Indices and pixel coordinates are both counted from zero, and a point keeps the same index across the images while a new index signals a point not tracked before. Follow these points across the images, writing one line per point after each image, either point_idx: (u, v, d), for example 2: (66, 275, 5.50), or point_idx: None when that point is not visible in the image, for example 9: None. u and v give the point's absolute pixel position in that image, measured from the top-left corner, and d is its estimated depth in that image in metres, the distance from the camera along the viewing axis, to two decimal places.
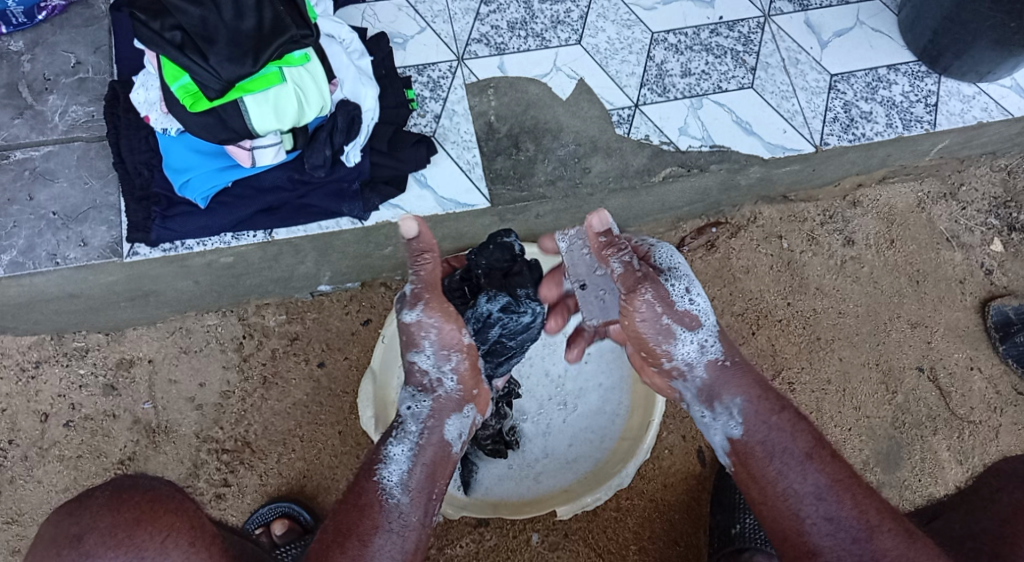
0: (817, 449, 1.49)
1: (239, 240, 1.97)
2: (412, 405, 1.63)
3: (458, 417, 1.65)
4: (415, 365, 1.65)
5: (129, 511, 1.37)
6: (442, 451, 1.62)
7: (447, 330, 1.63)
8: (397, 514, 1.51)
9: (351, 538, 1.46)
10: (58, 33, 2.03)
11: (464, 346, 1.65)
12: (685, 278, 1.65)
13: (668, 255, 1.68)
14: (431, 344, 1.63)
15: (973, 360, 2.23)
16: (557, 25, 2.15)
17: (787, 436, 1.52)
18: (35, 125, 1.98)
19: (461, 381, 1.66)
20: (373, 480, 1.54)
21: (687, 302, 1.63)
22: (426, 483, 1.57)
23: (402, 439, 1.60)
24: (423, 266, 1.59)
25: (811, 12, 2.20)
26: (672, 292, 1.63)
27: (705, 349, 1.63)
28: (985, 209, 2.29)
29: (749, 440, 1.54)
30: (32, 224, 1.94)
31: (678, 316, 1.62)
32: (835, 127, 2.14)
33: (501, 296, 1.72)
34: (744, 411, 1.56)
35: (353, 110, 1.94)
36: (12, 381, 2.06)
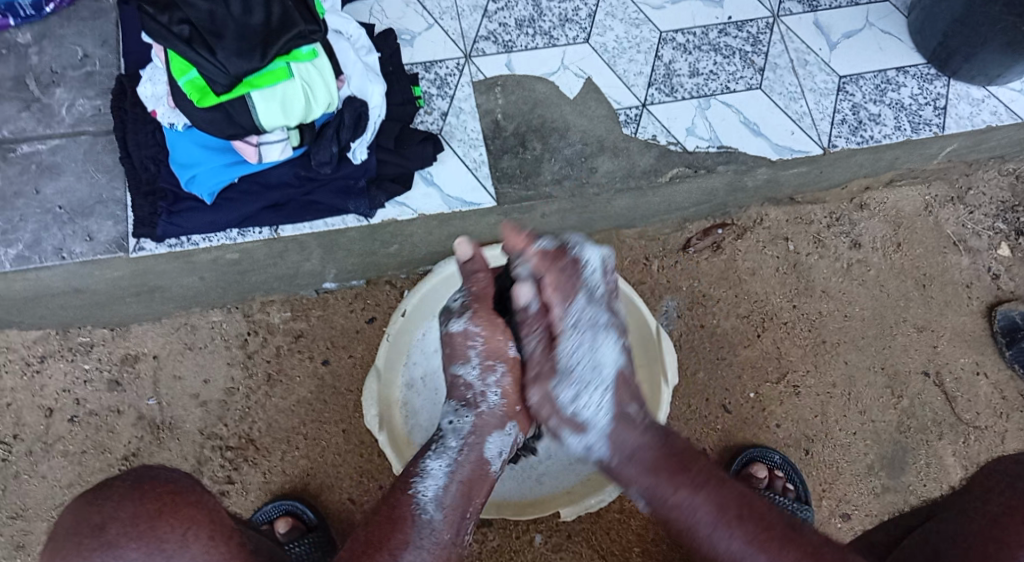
0: (723, 516, 1.49)
1: (245, 236, 1.96)
2: (453, 421, 1.65)
3: (500, 434, 1.66)
4: (460, 378, 1.68)
5: (151, 502, 1.38)
6: (480, 469, 1.63)
7: (493, 340, 1.66)
8: (429, 528, 1.53)
9: (382, 550, 1.48)
10: (66, 26, 2.03)
11: (507, 359, 1.67)
12: (584, 379, 1.62)
13: (585, 351, 1.63)
14: (476, 355, 1.66)
15: (980, 365, 2.22)
16: (565, 23, 2.14)
17: (689, 511, 1.50)
18: (42, 118, 1.98)
19: (506, 395, 1.67)
20: (408, 493, 1.56)
21: (574, 410, 1.63)
22: (461, 498, 1.58)
23: (441, 453, 1.62)
24: (476, 282, 1.68)
25: (820, 13, 2.20)
26: (562, 395, 1.63)
27: (593, 449, 1.62)
28: (992, 214, 2.28)
29: (661, 518, 1.53)
30: (38, 218, 1.93)
31: (563, 419, 1.64)
32: (844, 130, 2.13)
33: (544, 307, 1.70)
34: (644, 496, 1.55)
35: (360, 107, 1.93)
36: (17, 375, 2.07)
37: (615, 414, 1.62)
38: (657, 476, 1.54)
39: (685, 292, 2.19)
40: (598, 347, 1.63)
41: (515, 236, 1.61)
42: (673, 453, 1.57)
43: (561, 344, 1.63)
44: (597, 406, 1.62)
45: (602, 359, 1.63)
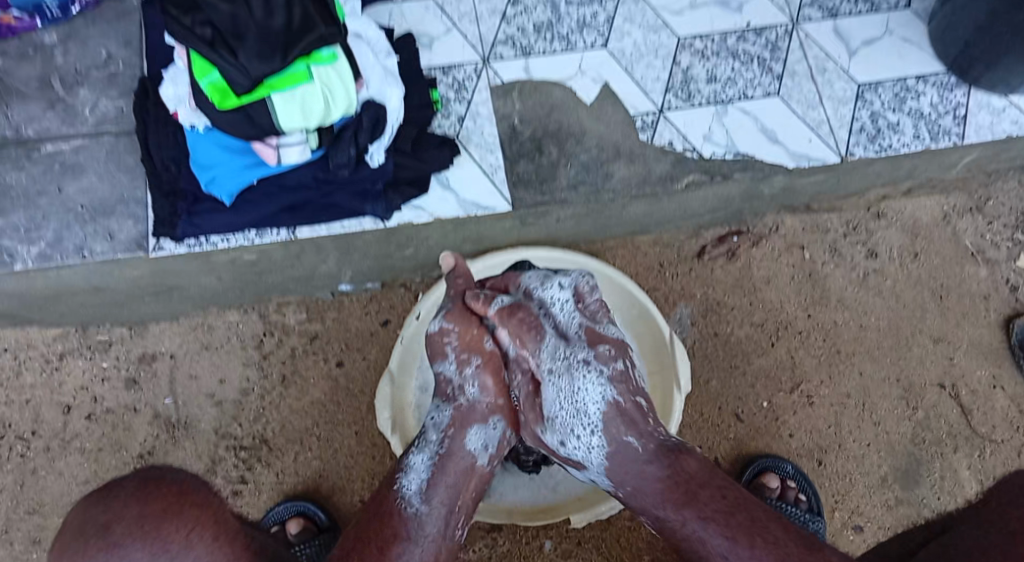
0: (734, 547, 1.45)
1: (262, 238, 1.99)
2: (434, 415, 1.69)
3: (483, 427, 1.67)
4: (442, 374, 1.71)
5: (156, 503, 1.36)
6: (466, 463, 1.65)
7: (470, 335, 1.67)
8: (416, 522, 1.56)
9: (371, 544, 1.51)
10: (90, 27, 2.06)
11: (484, 350, 1.67)
12: (567, 426, 1.63)
13: (565, 395, 1.62)
14: (453, 350, 1.68)
15: (996, 378, 2.20)
16: (583, 28, 2.15)
17: (699, 545, 1.48)
18: (67, 119, 2.01)
19: (485, 387, 1.68)
20: (394, 488, 1.60)
21: (568, 452, 1.65)
22: (447, 492, 1.61)
23: (423, 448, 1.66)
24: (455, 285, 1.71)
25: (840, 20, 2.19)
26: (551, 439, 1.66)
27: (598, 481, 1.65)
28: (1011, 225, 2.27)
29: (677, 549, 1.52)
30: (60, 217, 1.96)
31: (563, 459, 1.67)
32: (861, 138, 2.12)
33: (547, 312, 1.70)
34: (656, 525, 1.55)
35: (380, 109, 1.94)
36: (37, 371, 2.10)
37: (611, 450, 1.61)
38: (665, 509, 1.53)
39: (700, 299, 2.19)
40: (580, 389, 1.62)
41: (474, 302, 1.66)
42: (682, 481, 1.54)
43: (540, 390, 1.65)
44: (587, 448, 1.62)
45: (585, 399, 1.62)
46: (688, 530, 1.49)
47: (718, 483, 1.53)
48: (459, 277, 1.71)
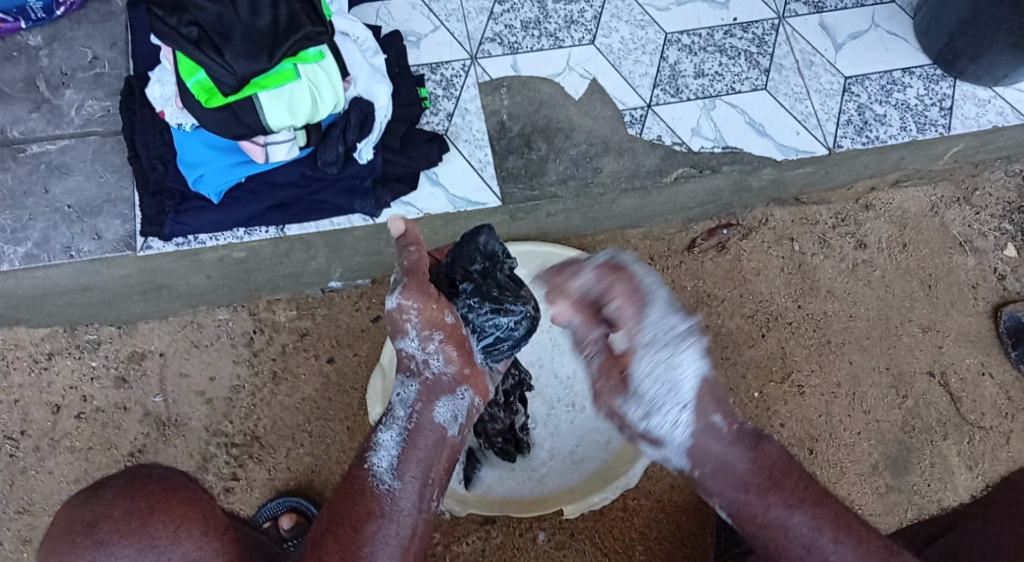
0: (817, 539, 1.41)
1: (251, 235, 1.97)
2: (400, 391, 1.61)
3: (450, 398, 1.60)
4: (404, 350, 1.61)
5: (143, 499, 1.33)
6: (435, 436, 1.58)
7: (429, 310, 1.57)
8: (390, 499, 1.50)
9: (345, 525, 1.45)
10: (76, 28, 2.04)
11: (446, 325, 1.59)
12: (653, 398, 1.49)
13: (662, 369, 1.48)
14: (413, 327, 1.58)
15: (985, 365, 2.22)
16: (570, 25, 2.15)
17: (781, 532, 1.42)
18: (52, 119, 2.00)
19: (450, 359, 1.60)
20: (363, 466, 1.53)
21: (649, 426, 1.50)
22: (420, 466, 1.54)
23: (391, 425, 1.58)
24: (409, 254, 1.57)
25: (825, 15, 2.19)
26: (628, 412, 1.51)
27: (671, 460, 1.52)
28: (999, 214, 2.28)
29: (748, 534, 1.46)
30: (47, 216, 1.95)
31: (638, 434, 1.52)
32: (849, 130, 2.13)
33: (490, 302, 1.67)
34: (727, 508, 1.47)
35: (366, 107, 1.95)
36: (25, 372, 2.09)
37: (696, 427, 1.49)
38: (747, 492, 1.45)
39: (691, 291, 2.19)
40: (678, 363, 1.48)
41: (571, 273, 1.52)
42: (766, 466, 1.46)
43: (634, 358, 1.49)
44: (672, 427, 1.49)
45: (680, 375, 1.48)
46: (771, 517, 1.43)
47: (801, 472, 1.47)
48: (410, 246, 1.57)
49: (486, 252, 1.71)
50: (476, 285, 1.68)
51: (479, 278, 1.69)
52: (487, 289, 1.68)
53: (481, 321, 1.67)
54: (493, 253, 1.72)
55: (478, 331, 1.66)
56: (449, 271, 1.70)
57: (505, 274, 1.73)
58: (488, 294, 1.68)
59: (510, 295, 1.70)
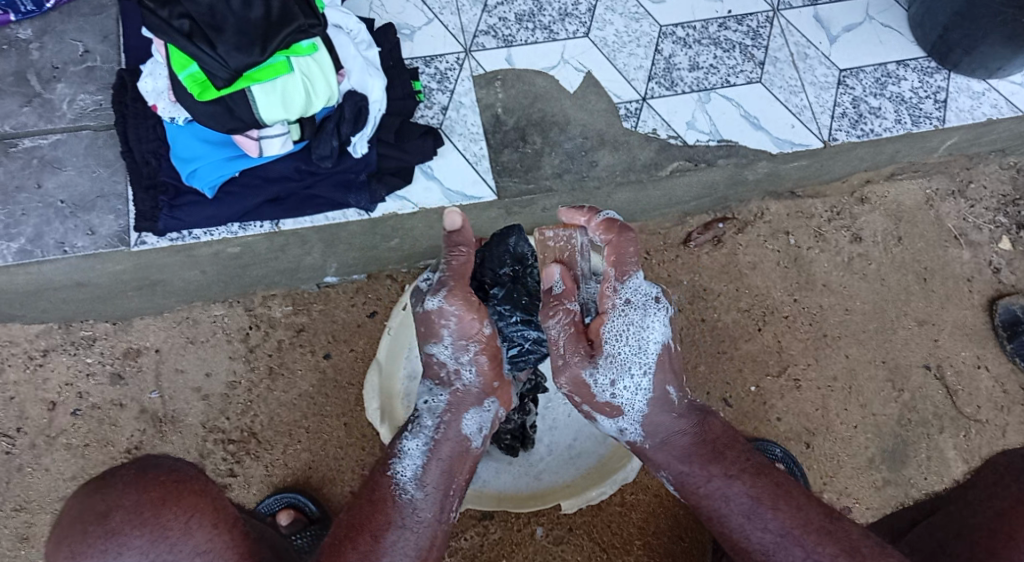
0: (756, 504, 1.49)
1: (246, 230, 1.97)
2: (428, 399, 1.64)
3: (478, 410, 1.64)
4: (433, 357, 1.64)
5: (155, 490, 1.36)
6: (458, 446, 1.62)
7: (467, 318, 1.62)
8: (410, 510, 1.54)
9: (364, 533, 1.49)
10: (66, 21, 2.04)
11: (483, 336, 1.64)
12: (620, 363, 1.64)
13: (634, 331, 1.65)
14: (449, 335, 1.62)
15: (981, 358, 2.22)
16: (565, 17, 2.14)
17: (721, 497, 1.52)
18: (44, 114, 1.99)
19: (482, 372, 1.64)
20: (387, 475, 1.57)
21: (614, 392, 1.65)
22: (443, 477, 1.59)
23: (417, 433, 1.62)
24: (455, 257, 1.62)
25: (820, 7, 2.19)
26: (594, 381, 1.64)
27: (626, 432, 1.66)
28: (993, 208, 2.28)
29: (695, 506, 1.56)
30: (40, 212, 1.94)
31: (599, 404, 1.66)
32: (844, 123, 2.13)
33: (517, 312, 1.81)
34: (673, 479, 1.59)
35: (360, 100, 1.93)
36: (20, 368, 2.08)
37: (654, 394, 1.65)
38: (690, 463, 1.57)
39: (687, 287, 2.19)
40: (647, 324, 1.65)
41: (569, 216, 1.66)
42: (707, 440, 1.59)
43: (610, 321, 1.64)
44: (635, 391, 1.64)
45: (649, 337, 1.65)
46: (714, 484, 1.53)
47: (744, 448, 1.59)
48: (460, 246, 1.62)
49: (514, 256, 1.85)
50: (506, 292, 1.81)
51: (508, 284, 1.82)
52: (517, 297, 1.82)
53: (509, 330, 1.80)
54: (522, 257, 1.85)
55: (507, 340, 1.80)
56: (480, 274, 1.83)
57: (532, 280, 1.85)
58: (517, 304, 1.81)
59: (538, 305, 1.84)
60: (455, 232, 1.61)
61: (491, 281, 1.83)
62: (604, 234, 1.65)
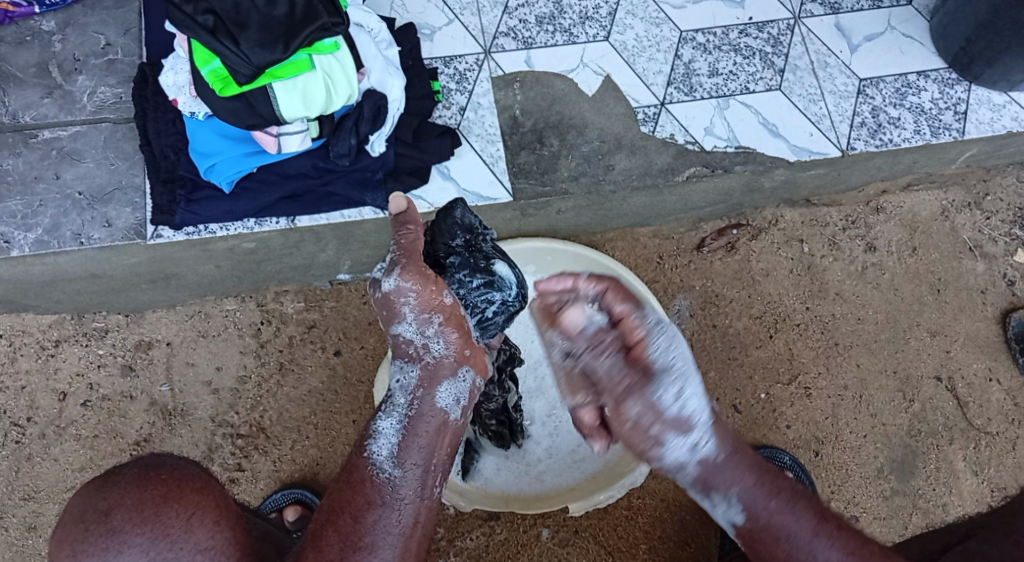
0: (822, 524, 1.36)
1: (261, 225, 2.02)
2: (400, 377, 1.56)
3: (452, 381, 1.56)
4: (399, 336, 1.57)
5: (156, 488, 1.35)
6: (438, 423, 1.53)
7: (426, 292, 1.55)
8: (390, 488, 1.47)
9: (344, 516, 1.42)
10: (88, 14, 2.04)
11: (443, 306, 1.56)
12: (679, 377, 1.39)
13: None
14: (412, 311, 1.55)
15: (993, 372, 2.21)
16: (585, 20, 2.14)
17: (792, 516, 1.37)
18: (64, 105, 2.01)
19: (450, 341, 1.57)
20: (363, 456, 1.48)
21: (682, 408, 1.39)
22: (422, 452, 1.51)
23: (390, 412, 1.53)
24: (404, 235, 1.57)
25: (842, 16, 2.19)
26: (660, 403, 1.38)
27: (698, 452, 1.40)
28: (1010, 220, 2.25)
29: (757, 531, 1.37)
30: (58, 202, 1.99)
31: (670, 421, 1.39)
32: (863, 132, 2.15)
33: (478, 275, 1.65)
34: (745, 498, 1.38)
35: (380, 99, 1.95)
36: (32, 359, 2.06)
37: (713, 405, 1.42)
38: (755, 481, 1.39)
39: (699, 292, 2.15)
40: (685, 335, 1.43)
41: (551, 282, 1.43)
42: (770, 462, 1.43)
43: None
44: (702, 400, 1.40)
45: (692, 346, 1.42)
46: (782, 515, 1.37)
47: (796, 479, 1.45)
48: (408, 225, 1.57)
49: (465, 226, 1.69)
50: (463, 259, 1.66)
51: (463, 252, 1.67)
52: (475, 261, 1.66)
53: (472, 295, 1.64)
54: (471, 226, 1.70)
55: (469, 307, 1.64)
56: (433, 249, 1.67)
57: (487, 245, 1.71)
58: (476, 267, 1.65)
59: (498, 266, 1.69)
60: (400, 213, 1.57)
61: (445, 253, 1.67)
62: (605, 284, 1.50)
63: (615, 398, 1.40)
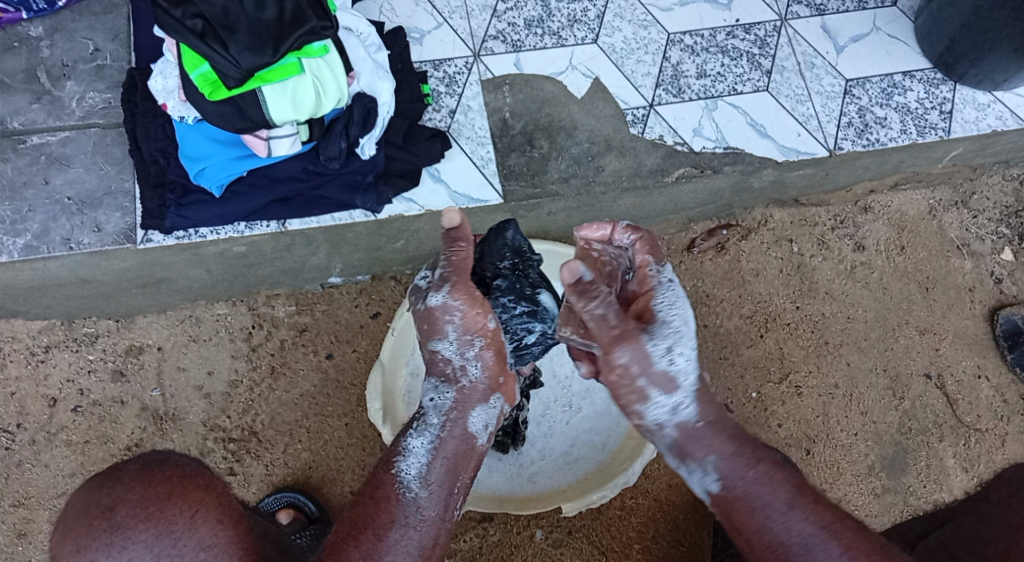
0: (798, 497, 1.40)
1: (252, 229, 1.98)
2: (434, 397, 1.61)
3: (484, 408, 1.61)
4: (437, 354, 1.61)
5: (160, 485, 1.37)
6: (465, 444, 1.60)
7: (472, 314, 1.59)
8: (414, 508, 1.51)
9: (366, 532, 1.46)
10: (77, 19, 2.04)
11: (488, 330, 1.60)
12: (672, 335, 1.50)
13: (678, 305, 1.55)
14: (454, 330, 1.59)
15: (981, 369, 2.23)
16: (574, 23, 2.15)
17: (766, 489, 1.41)
18: (52, 111, 1.99)
19: (488, 367, 1.61)
20: (391, 473, 1.54)
21: (671, 360, 1.49)
22: (448, 476, 1.56)
23: (423, 431, 1.59)
24: (455, 252, 1.60)
25: (828, 18, 2.20)
26: (652, 350, 1.49)
27: (679, 408, 1.48)
28: (996, 219, 2.29)
29: (729, 504, 1.42)
30: (47, 208, 1.95)
31: (655, 376, 1.48)
32: (849, 132, 2.14)
33: (523, 303, 1.70)
34: (719, 465, 1.44)
35: (369, 102, 1.96)
36: (21, 364, 2.07)
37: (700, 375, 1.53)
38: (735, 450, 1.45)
39: (690, 291, 2.19)
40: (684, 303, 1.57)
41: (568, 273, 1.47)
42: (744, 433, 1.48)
43: (652, 298, 1.55)
44: (691, 358, 1.50)
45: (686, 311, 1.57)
46: (758, 483, 1.41)
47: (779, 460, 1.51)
48: (459, 243, 1.61)
49: (515, 248, 1.74)
50: (510, 283, 1.70)
51: (511, 274, 1.72)
52: (521, 287, 1.71)
53: (514, 322, 1.69)
54: (520, 249, 1.74)
55: (509, 333, 1.69)
56: (480, 267, 1.72)
57: (534, 271, 1.75)
58: (523, 293, 1.71)
59: (543, 296, 1.73)
60: (453, 229, 1.61)
61: (492, 274, 1.72)
62: (632, 232, 1.65)
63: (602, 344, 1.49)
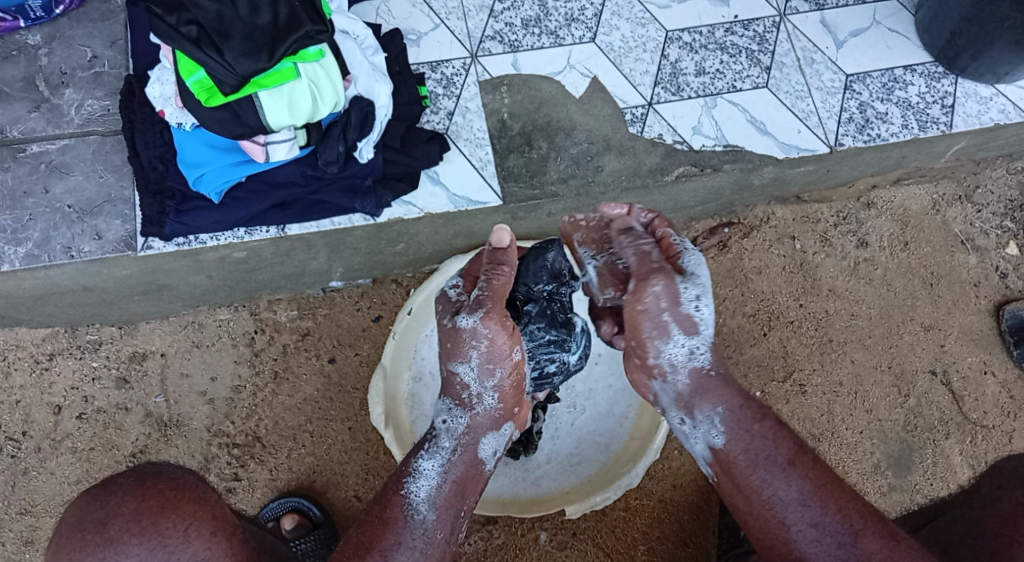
0: (799, 455, 1.47)
1: (252, 235, 1.98)
2: (447, 420, 1.63)
3: (494, 435, 1.64)
4: (456, 376, 1.62)
5: (154, 499, 1.39)
6: (474, 469, 1.62)
7: (500, 343, 1.59)
8: (421, 530, 1.53)
9: (373, 552, 1.47)
10: (75, 27, 2.04)
11: (511, 363, 1.61)
12: (702, 286, 1.58)
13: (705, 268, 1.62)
14: (478, 357, 1.60)
15: (987, 364, 2.21)
16: (572, 22, 2.15)
17: (769, 443, 1.49)
18: (51, 119, 2.00)
19: (504, 398, 1.63)
20: (401, 493, 1.55)
21: (696, 306, 1.56)
22: (455, 499, 1.58)
23: (434, 454, 1.60)
24: (495, 277, 1.60)
25: (827, 12, 2.19)
26: (683, 292, 1.56)
27: (696, 352, 1.56)
28: (1000, 213, 2.27)
29: (733, 455, 1.50)
30: (47, 216, 1.95)
31: (680, 316, 1.56)
32: (850, 128, 2.13)
33: (551, 332, 1.73)
34: (726, 416, 1.52)
35: (367, 106, 1.95)
36: (26, 373, 2.08)
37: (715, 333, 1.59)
38: (741, 406, 1.52)
39: None
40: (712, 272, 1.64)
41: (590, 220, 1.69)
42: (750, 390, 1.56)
43: (682, 258, 1.60)
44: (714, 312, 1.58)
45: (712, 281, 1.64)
46: (761, 438, 1.49)
47: None
48: (501, 265, 1.61)
49: (554, 270, 1.72)
50: (540, 309, 1.72)
51: (543, 300, 1.73)
52: (553, 314, 1.73)
53: (539, 351, 1.73)
54: (559, 272, 1.72)
55: (534, 361, 1.73)
56: (515, 287, 1.73)
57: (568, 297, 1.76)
58: (551, 322, 1.73)
59: (572, 324, 1.76)
60: (498, 250, 1.62)
61: (524, 297, 1.74)
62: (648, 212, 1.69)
63: (638, 277, 1.57)
